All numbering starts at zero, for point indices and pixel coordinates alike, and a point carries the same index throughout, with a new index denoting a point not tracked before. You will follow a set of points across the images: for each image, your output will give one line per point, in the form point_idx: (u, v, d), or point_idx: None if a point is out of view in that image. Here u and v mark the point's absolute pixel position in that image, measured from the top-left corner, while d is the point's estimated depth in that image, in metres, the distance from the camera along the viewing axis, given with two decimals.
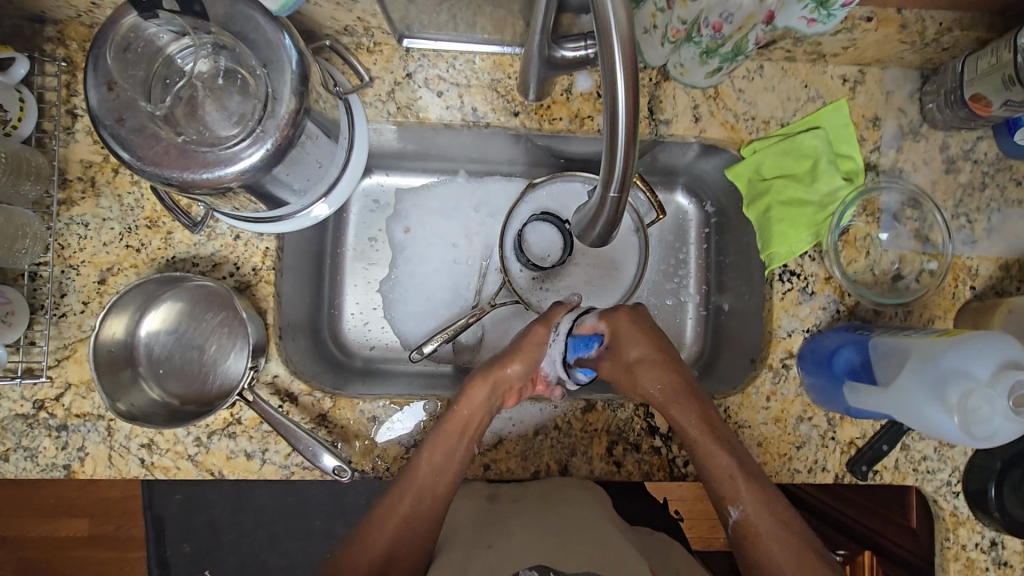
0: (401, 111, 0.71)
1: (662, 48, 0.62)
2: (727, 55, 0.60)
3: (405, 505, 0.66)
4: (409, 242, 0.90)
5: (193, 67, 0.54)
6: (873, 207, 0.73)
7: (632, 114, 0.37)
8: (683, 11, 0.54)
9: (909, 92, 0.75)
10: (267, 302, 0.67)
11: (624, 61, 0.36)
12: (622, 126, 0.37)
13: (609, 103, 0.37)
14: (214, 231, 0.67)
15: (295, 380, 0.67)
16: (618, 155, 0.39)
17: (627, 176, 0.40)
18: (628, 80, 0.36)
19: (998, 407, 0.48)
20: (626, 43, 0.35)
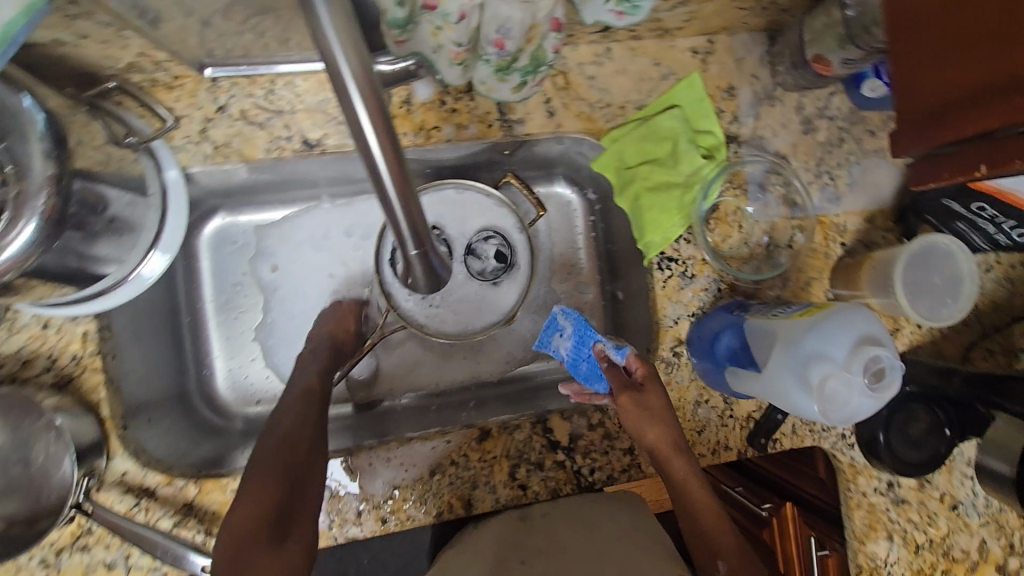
0: (219, 151, 0.63)
1: (453, 69, 0.51)
2: (528, 69, 0.50)
3: (272, 463, 0.57)
4: (278, 281, 0.82)
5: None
6: (738, 179, 0.72)
7: (396, 165, 0.33)
8: (451, 33, 0.44)
9: (759, 56, 0.73)
10: (100, 393, 0.59)
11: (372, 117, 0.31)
12: (389, 180, 0.34)
13: (368, 161, 0.33)
14: (16, 324, 0.58)
15: (149, 472, 0.60)
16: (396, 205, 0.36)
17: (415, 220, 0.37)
18: (380, 127, 0.31)
19: (856, 388, 0.48)
20: (370, 93, 0.30)
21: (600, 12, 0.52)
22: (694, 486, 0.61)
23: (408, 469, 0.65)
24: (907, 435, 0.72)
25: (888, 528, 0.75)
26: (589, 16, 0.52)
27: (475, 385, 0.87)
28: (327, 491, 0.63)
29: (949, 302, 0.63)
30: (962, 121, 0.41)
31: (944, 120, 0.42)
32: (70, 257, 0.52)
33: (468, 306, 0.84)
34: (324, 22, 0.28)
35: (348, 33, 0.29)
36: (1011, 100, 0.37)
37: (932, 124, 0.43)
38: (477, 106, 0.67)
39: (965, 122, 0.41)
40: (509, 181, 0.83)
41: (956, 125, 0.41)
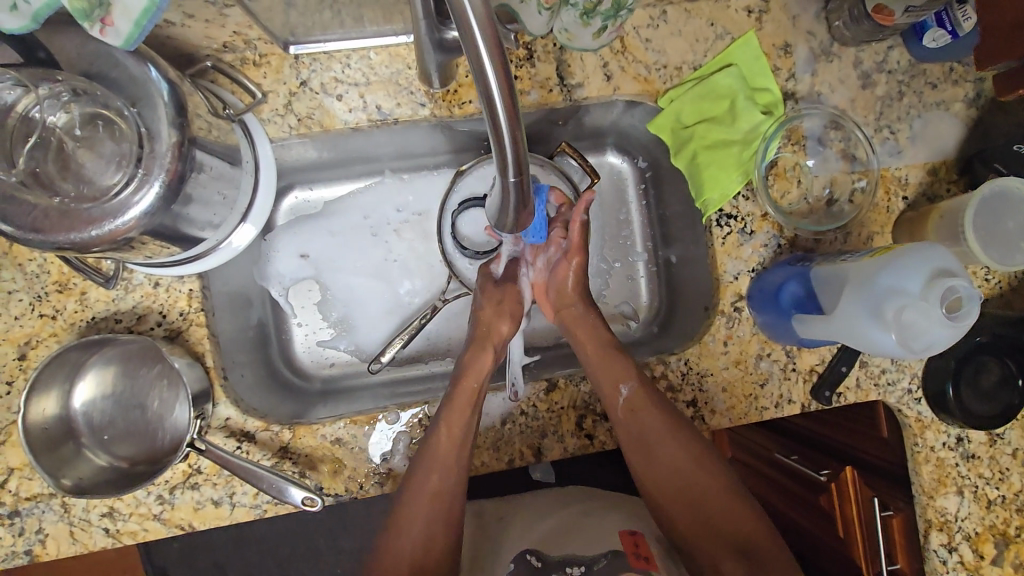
0: (302, 122, 0.68)
1: (539, 15, 0.63)
2: (609, 13, 0.63)
3: (435, 455, 0.63)
4: (344, 253, 0.88)
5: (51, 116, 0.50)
6: (797, 135, 0.73)
7: (508, 92, 0.34)
8: None
9: (814, 13, 0.74)
10: (203, 345, 0.65)
11: (488, 45, 0.32)
12: (502, 110, 0.34)
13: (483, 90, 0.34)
14: (131, 283, 0.64)
15: (249, 418, 0.65)
16: (505, 135, 0.36)
17: (521, 159, 0.38)
18: (495, 56, 0.32)
19: (933, 317, 0.48)
20: (488, 27, 0.32)
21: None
22: (608, 350, 0.71)
23: (481, 418, 0.69)
24: (977, 387, 0.71)
25: (958, 483, 0.74)
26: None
27: (533, 350, 0.89)
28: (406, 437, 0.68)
29: (1022, 248, 0.62)
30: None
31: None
32: (176, 219, 0.57)
33: None
34: None
35: None
36: None
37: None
38: (538, 72, 0.70)
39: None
40: (563, 151, 0.85)
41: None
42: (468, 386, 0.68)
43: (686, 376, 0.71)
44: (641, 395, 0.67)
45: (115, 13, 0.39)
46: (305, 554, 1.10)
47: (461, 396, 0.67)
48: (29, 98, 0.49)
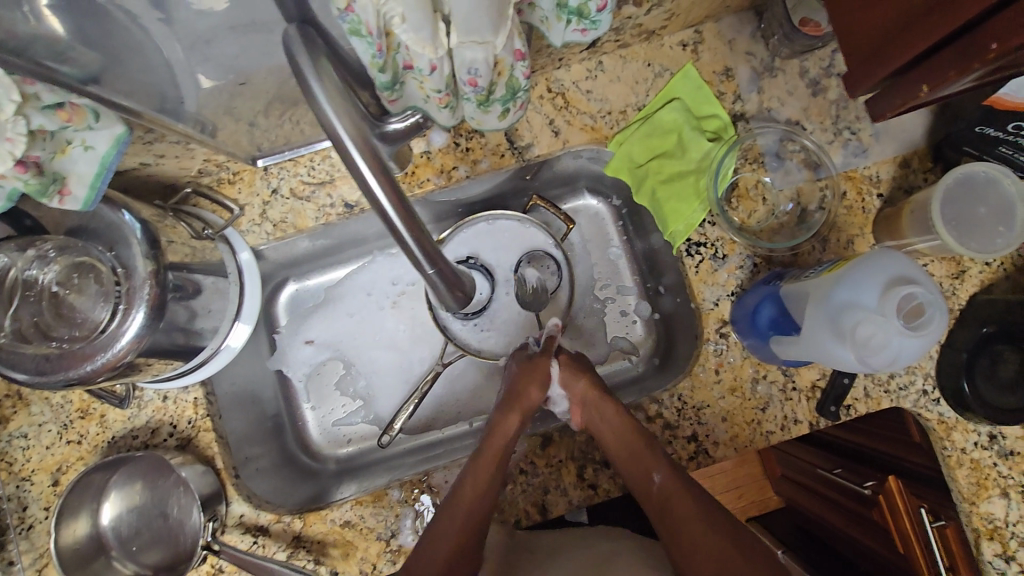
0: (278, 227, 0.73)
1: (442, 112, 0.49)
2: (507, 96, 0.47)
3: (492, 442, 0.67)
4: (342, 334, 0.91)
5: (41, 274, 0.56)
6: (753, 153, 0.74)
7: (393, 195, 0.40)
8: (428, 84, 0.42)
9: (750, 34, 0.75)
10: (213, 449, 0.69)
11: (375, 171, 0.39)
12: (397, 218, 0.40)
13: (375, 203, 0.40)
14: (143, 400, 0.69)
15: (261, 513, 0.68)
16: (405, 234, 0.41)
17: (429, 250, 0.43)
18: (375, 168, 0.39)
19: (889, 329, 0.48)
20: (365, 148, 0.38)
21: (565, 33, 0.50)
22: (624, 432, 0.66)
23: None
24: (998, 378, 0.67)
25: (1001, 485, 0.68)
26: (555, 41, 0.50)
27: None
28: (412, 510, 0.69)
29: (1001, 231, 0.60)
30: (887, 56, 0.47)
31: (876, 60, 0.49)
32: (179, 334, 0.63)
33: (514, 326, 0.89)
34: (326, 109, 0.38)
35: (346, 113, 0.38)
36: (895, 45, 0.46)
37: (866, 64, 0.50)
38: (488, 141, 0.73)
39: (902, 48, 0.45)
40: (537, 203, 0.88)
41: (897, 49, 0.46)
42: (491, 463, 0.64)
43: (682, 411, 0.70)
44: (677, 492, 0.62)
45: (71, 182, 0.48)
46: None
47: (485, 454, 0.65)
48: (17, 263, 0.55)
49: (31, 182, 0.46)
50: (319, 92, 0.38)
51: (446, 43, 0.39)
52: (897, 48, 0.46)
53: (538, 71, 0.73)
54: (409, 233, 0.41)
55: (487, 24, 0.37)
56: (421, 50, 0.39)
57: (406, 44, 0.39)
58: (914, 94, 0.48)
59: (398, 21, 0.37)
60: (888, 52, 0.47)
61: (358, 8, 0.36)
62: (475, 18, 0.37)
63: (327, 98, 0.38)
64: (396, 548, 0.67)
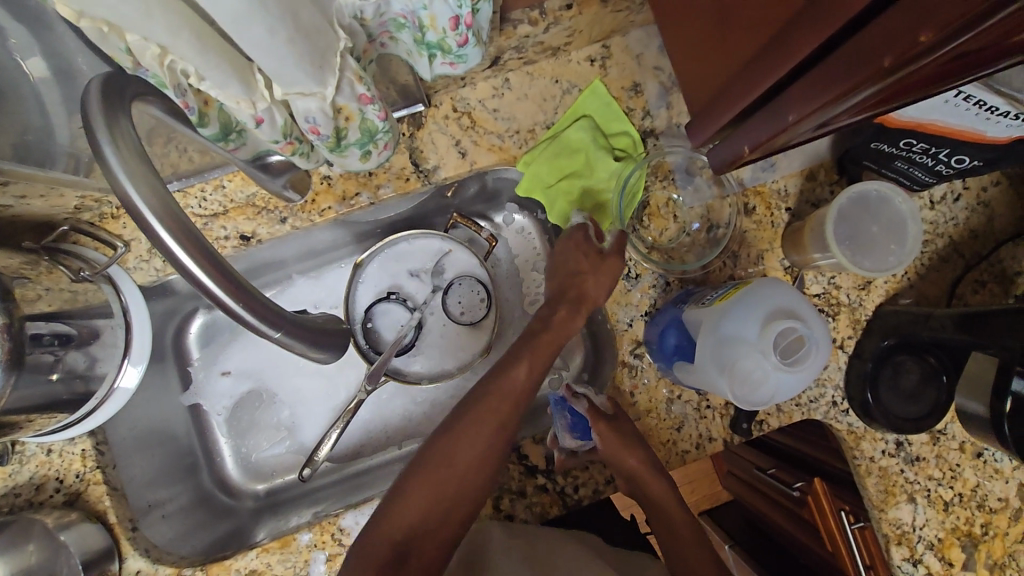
0: (169, 262, 0.69)
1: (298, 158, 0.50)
2: (362, 140, 0.48)
3: (490, 401, 0.61)
4: (260, 363, 0.87)
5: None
6: (664, 170, 0.73)
7: (210, 268, 0.39)
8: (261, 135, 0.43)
9: (658, 48, 0.74)
10: (104, 502, 0.65)
11: (185, 240, 0.38)
12: (217, 287, 0.39)
13: (189, 275, 0.39)
14: (24, 455, 0.64)
15: (160, 567, 0.64)
16: (230, 302, 0.40)
17: (263, 313, 0.42)
18: (184, 239, 0.38)
19: (761, 369, 0.48)
20: (169, 219, 0.37)
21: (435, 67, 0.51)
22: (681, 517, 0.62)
23: None
24: (899, 389, 0.68)
25: (908, 490, 0.70)
26: (424, 75, 0.51)
27: None
28: (323, 554, 0.66)
29: (894, 249, 0.62)
30: (762, 70, 0.46)
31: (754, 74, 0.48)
32: (78, 382, 0.63)
33: (438, 347, 0.88)
34: (120, 178, 0.36)
35: (147, 181, 0.36)
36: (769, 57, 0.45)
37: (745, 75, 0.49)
38: (392, 164, 0.71)
39: (777, 58, 0.44)
40: (457, 221, 0.86)
41: (772, 60, 0.45)
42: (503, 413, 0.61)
43: None
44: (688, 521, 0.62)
45: None
46: None
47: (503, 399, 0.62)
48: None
49: None
50: (112, 160, 0.35)
51: (267, 94, 0.41)
52: (772, 59, 0.45)
53: (441, 90, 0.70)
54: (237, 300, 0.40)
55: (307, 78, 0.38)
56: (237, 106, 0.40)
57: (220, 100, 0.40)
58: (780, 125, 0.47)
59: (198, 78, 0.38)
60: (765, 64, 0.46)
61: (149, 66, 0.36)
62: (291, 75, 0.37)
63: (121, 165, 0.35)
64: None
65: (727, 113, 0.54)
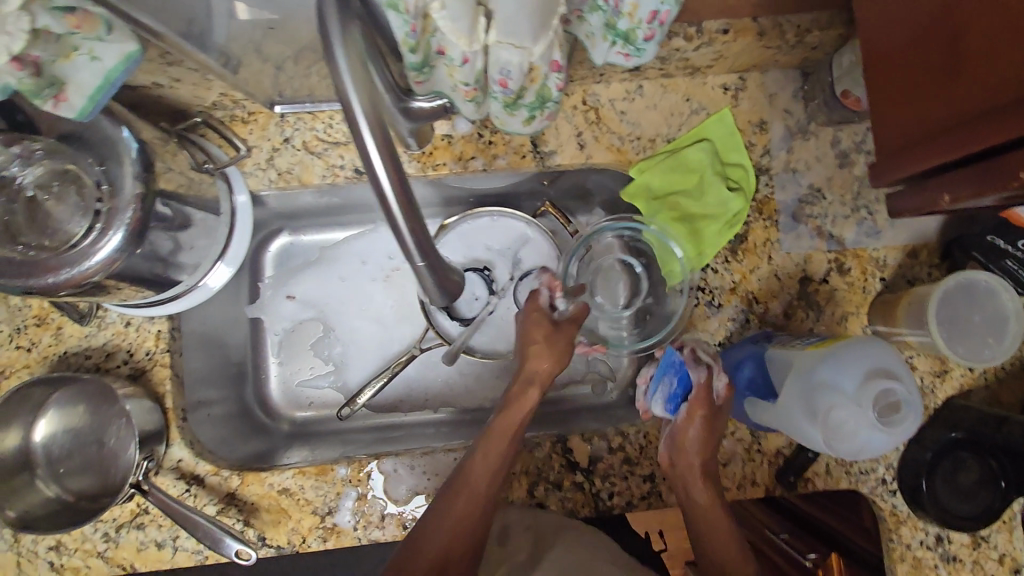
0: (282, 176, 0.70)
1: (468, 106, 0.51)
2: (535, 104, 0.52)
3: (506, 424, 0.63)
4: (326, 297, 0.90)
5: (28, 175, 0.54)
6: (769, 208, 0.73)
7: (398, 180, 0.39)
8: (457, 76, 0.45)
9: (792, 92, 0.75)
10: (165, 386, 0.67)
11: (381, 152, 0.39)
12: (395, 202, 0.40)
13: (376, 183, 0.39)
14: (104, 320, 0.67)
15: (200, 461, 0.66)
16: (403, 222, 0.40)
17: (424, 243, 0.42)
18: (383, 148, 0.39)
19: (858, 420, 0.48)
20: (376, 125, 0.39)
21: (608, 54, 0.52)
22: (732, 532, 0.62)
23: (431, 478, 0.68)
24: (956, 484, 0.67)
25: None
26: (595, 59, 0.52)
27: (503, 406, 0.89)
28: (355, 492, 0.66)
29: (989, 343, 0.62)
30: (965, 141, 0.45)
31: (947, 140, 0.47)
32: (160, 266, 0.61)
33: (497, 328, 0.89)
34: (346, 79, 0.38)
35: (365, 83, 0.38)
36: (983, 130, 0.44)
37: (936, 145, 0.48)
38: (512, 138, 0.72)
39: (988, 133, 0.43)
40: (547, 209, 0.87)
41: (979, 135, 0.44)
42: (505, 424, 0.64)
43: (645, 449, 0.69)
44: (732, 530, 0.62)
45: (69, 90, 0.46)
46: None
47: (502, 425, 0.64)
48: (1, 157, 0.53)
49: (25, 81, 0.44)
50: (340, 57, 0.38)
51: (482, 40, 0.43)
52: (983, 133, 0.44)
53: (577, 80, 0.72)
54: (407, 219, 0.40)
55: (527, 32, 0.42)
56: (456, 41, 0.42)
57: (443, 33, 0.42)
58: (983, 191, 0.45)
59: (438, 7, 0.40)
60: (966, 138, 0.45)
61: None
62: (516, 24, 0.41)
63: (348, 66, 0.38)
64: (330, 526, 0.65)
65: (893, 175, 0.54)
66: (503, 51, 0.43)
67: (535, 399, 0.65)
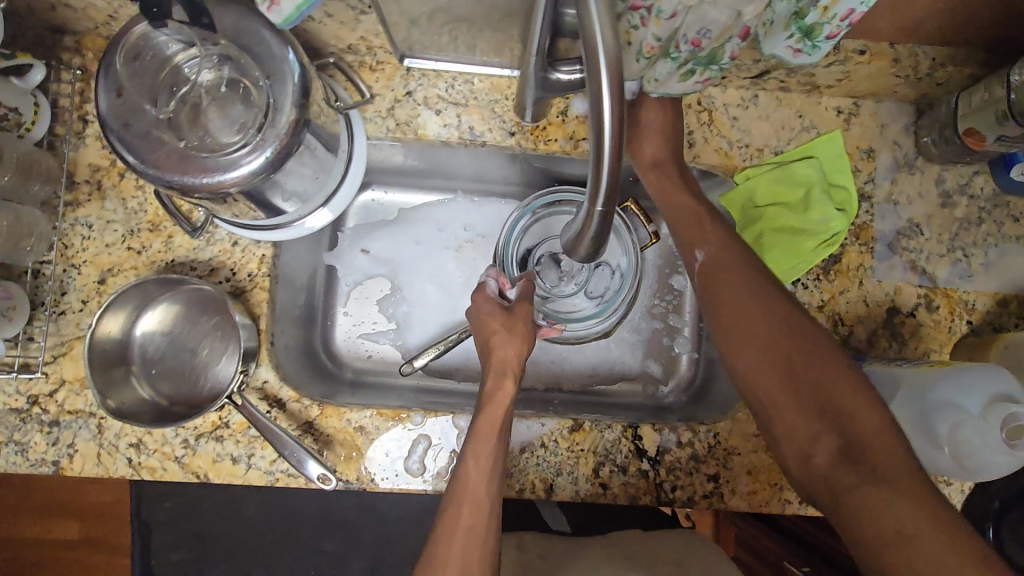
0: (400, 127, 0.72)
1: (638, 63, 0.51)
2: (705, 63, 0.51)
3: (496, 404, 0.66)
4: (401, 256, 0.91)
5: (202, 76, 0.56)
6: (866, 235, 0.74)
7: (620, 115, 0.39)
8: (656, 28, 0.46)
9: (903, 125, 0.75)
10: (261, 309, 0.69)
11: (610, 87, 0.38)
12: (609, 132, 0.39)
13: (596, 112, 0.39)
14: (213, 237, 0.69)
15: (284, 387, 0.69)
16: (604, 166, 0.41)
17: (612, 190, 0.42)
18: (612, 75, 0.38)
19: (989, 438, 0.52)
20: (613, 60, 0.38)
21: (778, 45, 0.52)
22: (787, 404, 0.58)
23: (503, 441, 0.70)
24: (1020, 536, 0.68)
25: None
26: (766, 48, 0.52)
27: (557, 391, 0.88)
28: (426, 441, 0.69)
29: None
30: None
31: None
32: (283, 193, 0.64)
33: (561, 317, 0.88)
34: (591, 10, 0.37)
35: (609, 17, 0.37)
36: None
37: None
38: None
39: None
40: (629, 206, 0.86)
41: None
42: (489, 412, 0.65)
43: (713, 449, 0.70)
44: (828, 443, 0.55)
45: None
46: (283, 528, 1.21)
47: (486, 422, 0.65)
48: (184, 53, 0.55)
49: None
50: None
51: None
52: None
53: None
54: (611, 154, 0.40)
55: None
56: None
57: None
58: None
59: None
60: None
61: None
62: None
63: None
64: (397, 471, 0.68)
65: None
66: (715, 6, 0.45)
67: (511, 391, 0.67)
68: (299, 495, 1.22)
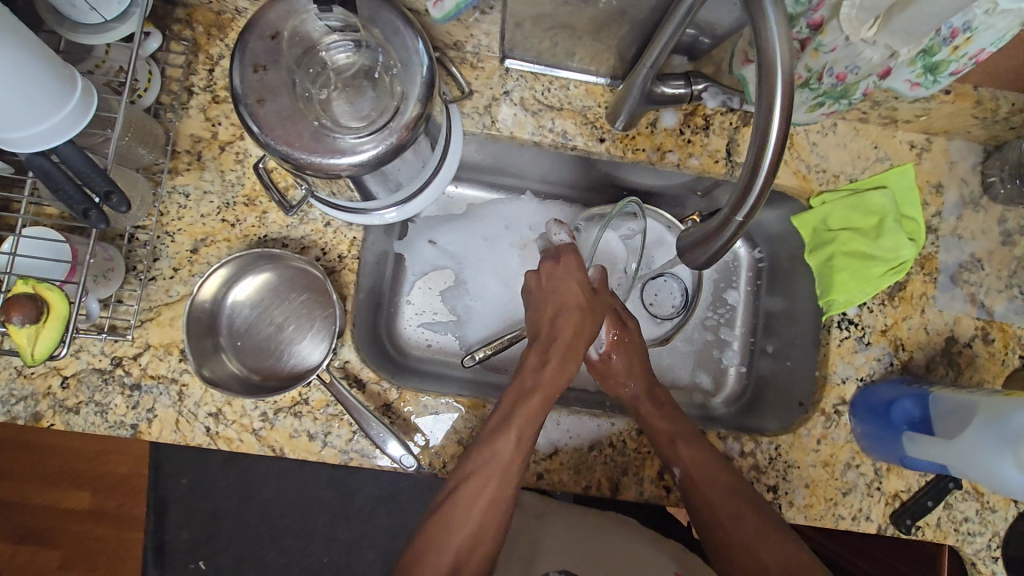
0: (495, 125, 0.74)
1: None
2: (836, 97, 0.63)
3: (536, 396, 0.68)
4: (467, 250, 0.93)
5: (343, 58, 0.58)
6: (931, 265, 0.77)
7: (783, 123, 0.42)
8: (812, 59, 0.60)
9: (971, 164, 0.79)
10: (349, 290, 0.71)
11: (780, 102, 0.41)
12: (773, 131, 0.42)
13: (761, 121, 0.42)
14: (307, 216, 0.70)
15: (366, 367, 0.70)
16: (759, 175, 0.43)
17: (756, 203, 0.45)
18: (784, 85, 0.41)
19: None
20: (785, 83, 0.41)
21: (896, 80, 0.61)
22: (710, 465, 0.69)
23: (573, 437, 0.72)
24: None
25: None
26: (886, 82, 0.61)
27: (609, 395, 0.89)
28: None
29: None
30: None
31: None
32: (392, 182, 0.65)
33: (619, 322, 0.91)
34: (772, 31, 0.40)
35: (785, 41, 0.40)
36: None
37: None
38: (710, 143, 0.76)
39: None
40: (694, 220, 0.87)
41: None
42: (547, 396, 0.68)
43: (774, 460, 0.72)
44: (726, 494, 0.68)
45: None
46: (297, 512, 1.20)
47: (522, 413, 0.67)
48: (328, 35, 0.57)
49: None
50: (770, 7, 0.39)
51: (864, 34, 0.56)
52: None
53: None
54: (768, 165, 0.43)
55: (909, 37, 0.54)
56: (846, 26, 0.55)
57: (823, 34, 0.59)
58: None
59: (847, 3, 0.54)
60: None
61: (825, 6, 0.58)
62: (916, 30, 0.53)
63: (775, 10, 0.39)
64: None
65: None
66: (873, 46, 0.56)
67: (573, 373, 0.71)
68: (316, 482, 1.22)
